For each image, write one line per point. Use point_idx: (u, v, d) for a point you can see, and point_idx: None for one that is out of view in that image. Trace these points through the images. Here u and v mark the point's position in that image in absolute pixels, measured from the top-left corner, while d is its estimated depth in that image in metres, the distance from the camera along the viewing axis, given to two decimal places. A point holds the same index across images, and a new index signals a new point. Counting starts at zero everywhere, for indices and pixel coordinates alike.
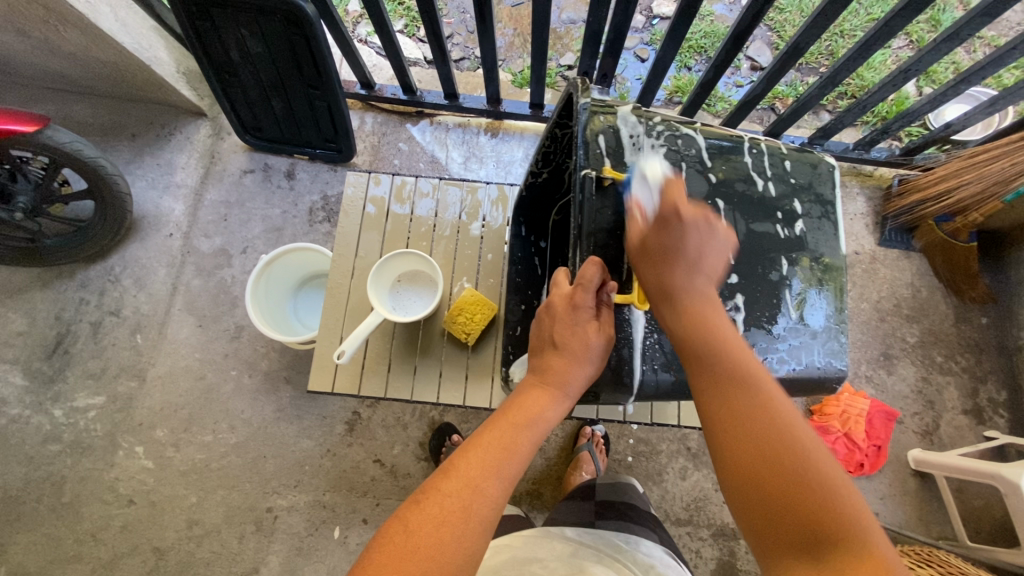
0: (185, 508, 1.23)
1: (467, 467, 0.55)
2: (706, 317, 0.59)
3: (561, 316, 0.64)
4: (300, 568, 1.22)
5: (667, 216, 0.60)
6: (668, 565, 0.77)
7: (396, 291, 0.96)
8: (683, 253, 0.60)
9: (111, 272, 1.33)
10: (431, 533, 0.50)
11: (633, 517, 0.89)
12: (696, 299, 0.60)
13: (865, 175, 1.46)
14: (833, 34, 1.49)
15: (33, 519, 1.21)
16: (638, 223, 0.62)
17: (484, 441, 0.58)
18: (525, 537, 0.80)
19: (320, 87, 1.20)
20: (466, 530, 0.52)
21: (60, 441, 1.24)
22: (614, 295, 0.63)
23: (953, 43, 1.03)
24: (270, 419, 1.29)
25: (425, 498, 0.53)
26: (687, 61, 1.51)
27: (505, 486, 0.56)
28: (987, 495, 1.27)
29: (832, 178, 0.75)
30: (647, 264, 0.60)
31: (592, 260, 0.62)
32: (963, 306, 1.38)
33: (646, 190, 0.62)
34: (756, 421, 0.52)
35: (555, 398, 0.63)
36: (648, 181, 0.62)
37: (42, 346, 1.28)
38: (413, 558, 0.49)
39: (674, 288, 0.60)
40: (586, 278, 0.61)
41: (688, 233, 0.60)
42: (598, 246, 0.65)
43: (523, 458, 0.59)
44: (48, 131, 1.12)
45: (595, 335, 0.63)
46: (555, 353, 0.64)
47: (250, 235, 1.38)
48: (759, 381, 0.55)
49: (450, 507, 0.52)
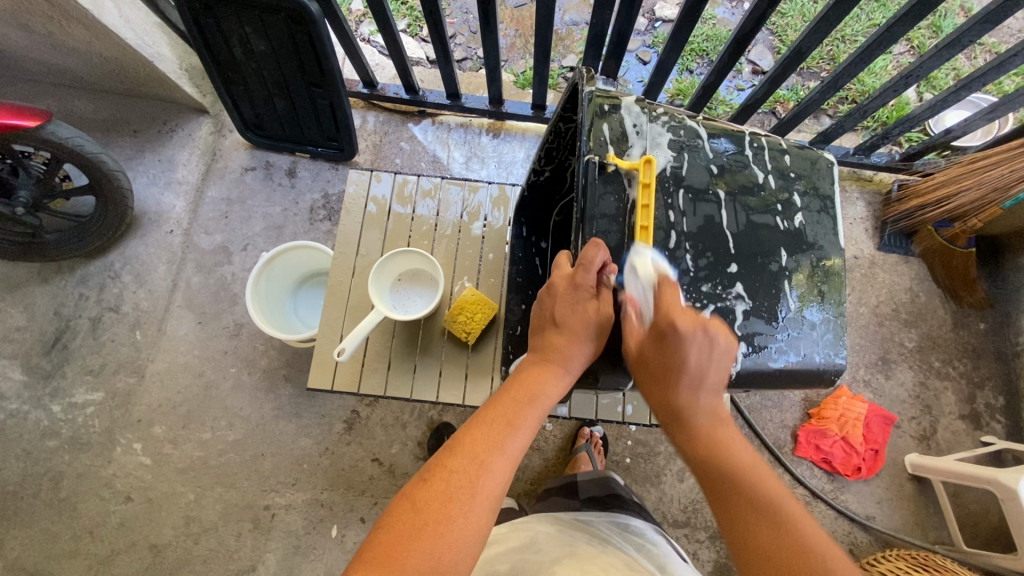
0: (182, 505, 1.23)
1: (473, 444, 0.56)
2: (717, 435, 0.59)
3: (562, 296, 0.64)
4: (298, 567, 1.22)
5: (663, 330, 0.59)
6: (655, 541, 0.80)
7: (397, 290, 0.96)
8: (683, 366, 0.60)
9: (111, 268, 1.33)
10: (438, 508, 0.51)
11: (617, 505, 0.92)
12: (703, 419, 0.60)
13: (865, 179, 1.47)
14: (834, 39, 1.50)
15: (30, 515, 1.21)
16: (634, 325, 0.63)
17: (488, 418, 0.59)
18: (513, 528, 0.80)
19: (323, 86, 1.20)
20: (472, 504, 0.52)
21: (57, 437, 1.24)
22: (615, 276, 0.63)
23: (954, 50, 1.03)
24: (269, 417, 1.29)
25: (431, 475, 0.53)
26: (689, 64, 1.52)
27: (511, 461, 0.56)
28: (983, 500, 1.28)
29: (831, 174, 0.76)
30: (650, 384, 0.61)
31: (597, 243, 0.62)
32: (961, 311, 1.39)
33: (638, 286, 0.63)
34: (778, 538, 0.51)
35: (556, 374, 0.63)
36: (639, 276, 0.63)
37: (40, 341, 1.28)
38: (421, 532, 0.49)
39: (679, 408, 0.60)
40: (587, 257, 0.62)
41: (687, 346, 0.59)
42: (600, 231, 0.65)
43: (527, 434, 0.59)
44: (50, 127, 1.12)
45: (596, 315, 0.63)
46: (557, 332, 0.65)
47: (250, 232, 1.38)
48: (778, 497, 0.54)
49: (456, 482, 0.53)
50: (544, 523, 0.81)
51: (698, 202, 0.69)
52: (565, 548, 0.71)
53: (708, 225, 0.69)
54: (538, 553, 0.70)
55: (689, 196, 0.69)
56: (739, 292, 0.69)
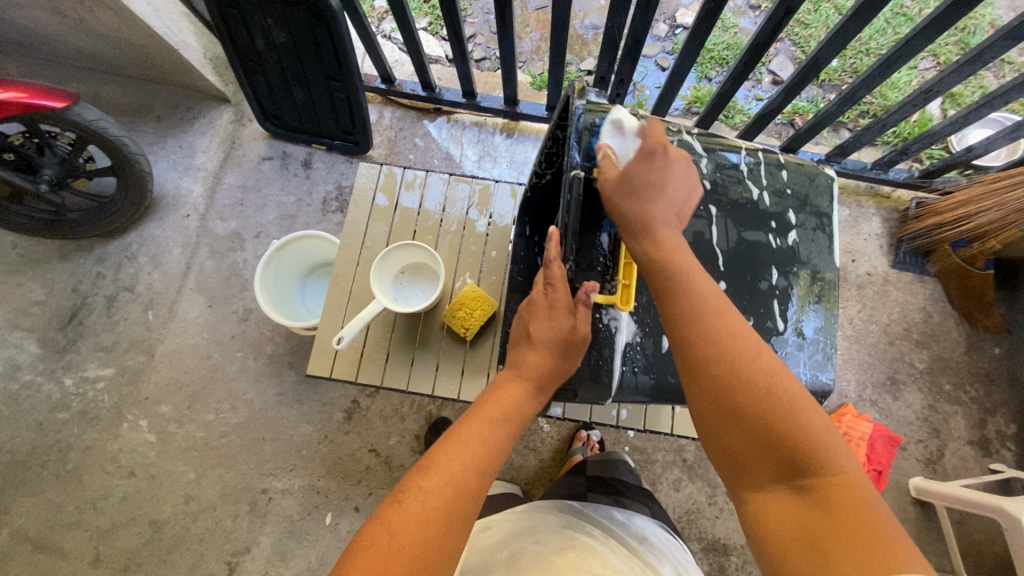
0: (183, 484, 1.26)
1: (447, 463, 0.56)
2: (675, 251, 0.60)
3: (537, 313, 0.66)
4: (291, 552, 1.23)
5: (654, 149, 0.62)
6: (660, 538, 0.80)
7: (398, 282, 0.97)
8: (659, 186, 0.62)
9: (128, 248, 1.37)
10: (411, 531, 0.51)
11: (623, 492, 0.91)
12: (666, 234, 0.61)
13: (882, 196, 1.44)
14: (858, 52, 1.48)
15: (38, 484, 1.24)
16: (613, 161, 0.62)
17: (461, 436, 0.59)
18: (518, 513, 0.81)
19: (340, 79, 1.22)
20: (447, 524, 0.52)
21: (68, 410, 1.28)
22: (593, 296, 0.64)
23: (975, 66, 1.01)
24: (271, 402, 1.31)
25: (404, 497, 0.53)
26: (707, 71, 1.51)
27: (485, 480, 0.57)
28: (988, 529, 1.24)
29: (830, 191, 0.75)
30: (629, 199, 0.61)
31: (551, 236, 0.64)
32: (975, 334, 1.35)
33: (619, 137, 0.64)
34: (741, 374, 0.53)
35: (530, 394, 0.65)
36: (621, 129, 0.64)
37: (57, 316, 1.32)
38: (393, 558, 0.49)
39: (650, 219, 0.61)
40: (551, 255, 0.64)
41: (665, 171, 0.63)
42: (583, 246, 0.65)
43: (500, 454, 0.59)
44: (77, 109, 1.15)
45: (570, 331, 0.64)
46: (531, 348, 0.66)
47: (264, 220, 1.41)
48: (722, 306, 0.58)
49: (430, 505, 0.53)
50: (551, 507, 0.82)
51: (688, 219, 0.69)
52: (566, 536, 0.72)
53: (697, 242, 0.69)
54: (539, 543, 0.71)
55: None
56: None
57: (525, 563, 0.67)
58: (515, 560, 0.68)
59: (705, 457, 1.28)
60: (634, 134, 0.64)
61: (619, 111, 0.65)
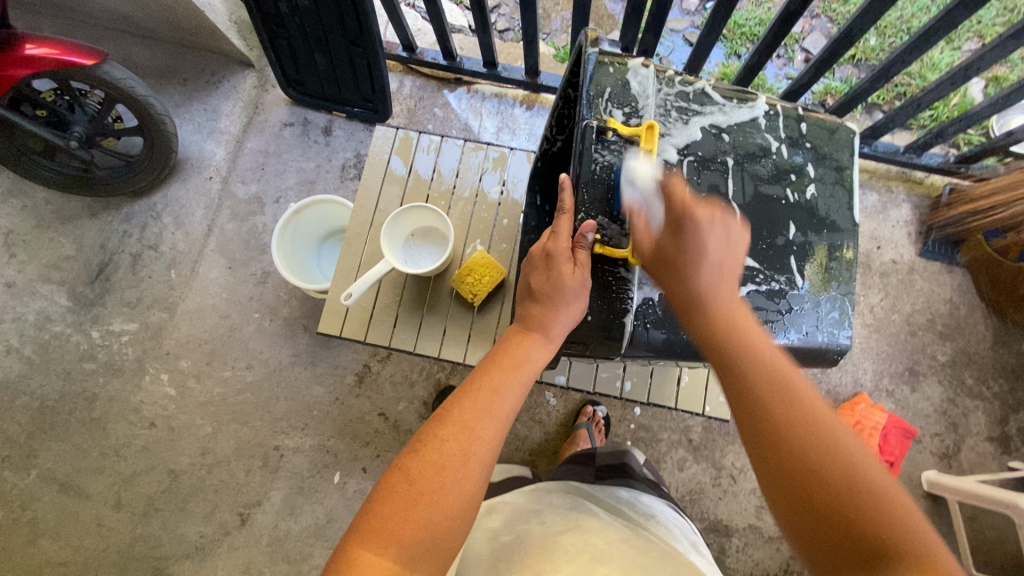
0: (200, 436, 1.31)
1: (461, 412, 0.58)
2: (737, 326, 0.57)
3: (537, 266, 0.67)
4: (299, 507, 1.28)
5: (679, 218, 0.59)
6: (667, 516, 0.81)
7: (409, 245, 0.99)
8: (700, 258, 0.59)
9: (154, 209, 1.40)
10: (430, 477, 0.53)
11: (632, 476, 0.92)
12: (722, 306, 0.58)
13: (914, 181, 1.38)
14: (898, 30, 1.41)
15: (65, 430, 1.30)
16: (644, 230, 0.62)
17: (474, 385, 0.60)
18: (526, 497, 0.82)
19: (362, 45, 1.21)
20: (465, 470, 0.54)
21: (94, 360, 1.33)
22: (591, 235, 0.64)
23: (1020, 40, 0.95)
24: (286, 362, 1.34)
25: (421, 445, 0.55)
26: (737, 48, 1.46)
27: (500, 428, 0.58)
28: (1002, 527, 1.21)
29: (851, 146, 0.73)
30: (666, 277, 0.60)
31: (564, 186, 0.67)
32: (1003, 329, 1.31)
33: (638, 193, 0.63)
34: (807, 446, 0.48)
35: (540, 343, 0.65)
36: (638, 182, 0.63)
37: (86, 271, 1.37)
38: (416, 502, 0.51)
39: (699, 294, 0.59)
40: (564, 205, 0.66)
41: (703, 233, 0.59)
42: (594, 196, 0.66)
43: (516, 400, 0.61)
44: (106, 67, 1.18)
45: (572, 278, 0.64)
46: (535, 302, 0.66)
47: (283, 185, 1.43)
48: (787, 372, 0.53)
49: (447, 453, 0.54)
50: (558, 492, 0.82)
51: (704, 170, 0.68)
52: (573, 518, 0.71)
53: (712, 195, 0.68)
54: (545, 524, 0.70)
55: (694, 163, 0.68)
56: (748, 266, 0.68)
57: (529, 546, 0.66)
58: (519, 543, 0.68)
59: (711, 439, 1.27)
60: (648, 189, 0.63)
61: (631, 159, 0.65)
